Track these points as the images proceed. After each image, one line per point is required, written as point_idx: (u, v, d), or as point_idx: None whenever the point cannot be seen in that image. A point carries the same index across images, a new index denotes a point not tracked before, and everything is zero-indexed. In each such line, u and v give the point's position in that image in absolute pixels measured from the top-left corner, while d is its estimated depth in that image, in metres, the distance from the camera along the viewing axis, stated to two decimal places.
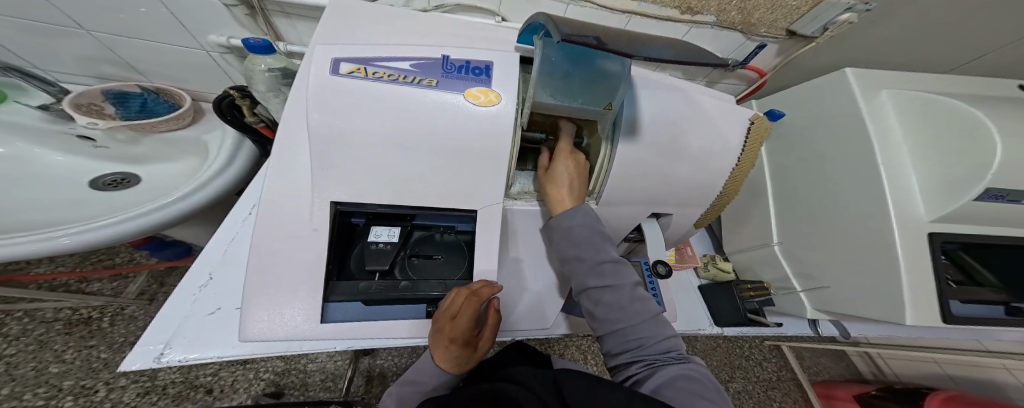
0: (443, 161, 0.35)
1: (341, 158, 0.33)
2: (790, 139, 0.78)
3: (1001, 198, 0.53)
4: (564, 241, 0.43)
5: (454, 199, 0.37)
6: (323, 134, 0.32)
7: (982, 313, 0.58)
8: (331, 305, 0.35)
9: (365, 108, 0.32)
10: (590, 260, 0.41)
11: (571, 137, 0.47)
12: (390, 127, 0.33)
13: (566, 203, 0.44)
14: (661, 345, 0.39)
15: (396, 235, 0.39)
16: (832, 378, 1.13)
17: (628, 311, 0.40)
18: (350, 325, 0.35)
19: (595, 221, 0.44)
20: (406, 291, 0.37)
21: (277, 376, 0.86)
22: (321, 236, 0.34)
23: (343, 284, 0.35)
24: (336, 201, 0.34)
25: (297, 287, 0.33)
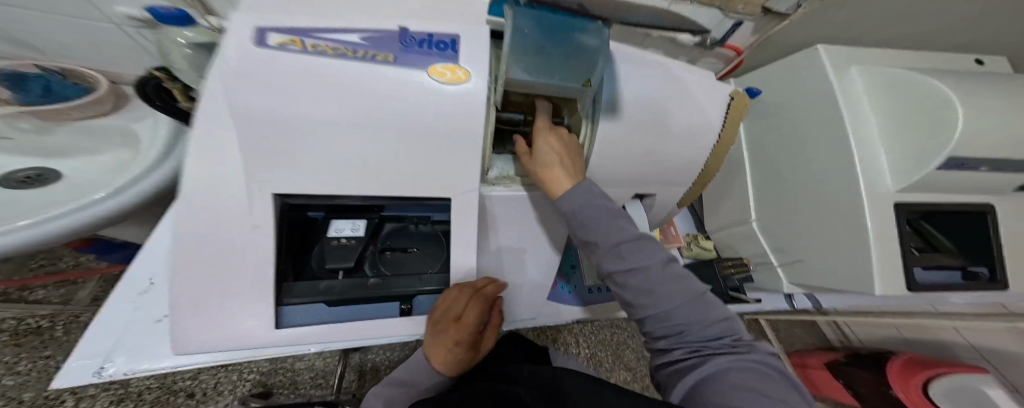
0: (407, 145, 0.32)
1: (288, 145, 0.29)
2: (767, 116, 0.78)
3: (962, 166, 0.56)
4: (574, 225, 0.41)
5: (425, 187, 0.34)
6: (261, 118, 0.28)
7: (941, 278, 0.62)
8: (286, 309, 0.33)
9: (310, 86, 0.29)
10: (604, 244, 0.39)
11: (549, 116, 0.45)
12: (340, 109, 0.30)
13: (565, 185, 0.40)
14: (708, 332, 0.36)
15: (361, 229, 0.36)
16: (804, 349, 1.20)
17: (662, 296, 0.36)
18: (311, 328, 0.33)
19: (597, 196, 0.40)
20: (376, 289, 0.35)
21: (263, 376, 0.84)
22: (264, 235, 0.30)
23: (302, 283, 0.33)
24: (281, 194, 0.31)
25: (243, 294, 0.30)
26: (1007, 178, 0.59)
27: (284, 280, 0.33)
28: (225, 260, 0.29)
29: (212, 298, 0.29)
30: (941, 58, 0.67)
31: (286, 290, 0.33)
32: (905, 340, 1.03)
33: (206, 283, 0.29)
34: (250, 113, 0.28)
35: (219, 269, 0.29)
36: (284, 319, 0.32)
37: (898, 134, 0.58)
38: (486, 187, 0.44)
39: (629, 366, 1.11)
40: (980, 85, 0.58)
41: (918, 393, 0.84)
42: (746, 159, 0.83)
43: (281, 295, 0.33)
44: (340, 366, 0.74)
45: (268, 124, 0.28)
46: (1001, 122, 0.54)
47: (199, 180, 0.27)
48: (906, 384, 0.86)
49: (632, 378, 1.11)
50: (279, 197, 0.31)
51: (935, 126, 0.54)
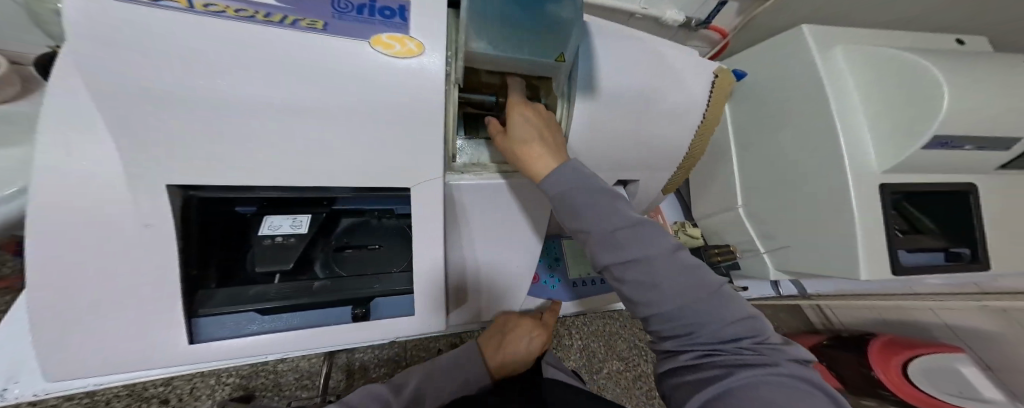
0: (349, 129, 0.29)
1: (193, 125, 0.26)
2: (751, 98, 0.76)
3: (947, 145, 0.54)
4: (563, 211, 0.36)
5: (375, 175, 0.31)
6: (154, 95, 0.24)
7: (925, 260, 0.61)
8: (203, 320, 0.30)
9: (213, 56, 0.25)
10: (598, 232, 0.34)
11: (521, 93, 0.41)
12: (256, 84, 0.26)
13: (551, 164, 0.36)
14: (725, 333, 0.32)
15: (301, 226, 0.33)
16: (789, 333, 1.21)
17: (668, 292, 0.32)
18: (236, 339, 0.30)
19: (589, 178, 0.36)
20: (320, 292, 0.32)
21: (243, 379, 0.73)
22: (160, 233, 0.26)
23: (222, 292, 0.31)
24: (182, 188, 0.27)
25: (145, 305, 0.27)
26: (990, 156, 0.59)
27: (198, 288, 0.30)
28: (123, 269, 0.26)
29: (110, 311, 0.26)
30: (925, 37, 0.66)
31: (202, 298, 0.30)
32: (886, 321, 1.04)
33: (97, 296, 0.26)
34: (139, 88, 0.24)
35: (114, 279, 0.26)
36: (199, 334, 0.30)
37: (882, 114, 0.57)
38: (453, 175, 0.41)
39: (623, 357, 1.10)
40: (965, 63, 0.56)
41: (897, 373, 0.85)
42: (732, 144, 0.81)
43: (195, 306, 0.30)
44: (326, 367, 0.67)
45: (163, 101, 0.24)
46: (985, 99, 0.53)
47: (80, 173, 0.24)
48: (886, 363, 0.87)
49: (625, 368, 1.10)
50: (185, 194, 0.28)
51: (921, 105, 0.53)
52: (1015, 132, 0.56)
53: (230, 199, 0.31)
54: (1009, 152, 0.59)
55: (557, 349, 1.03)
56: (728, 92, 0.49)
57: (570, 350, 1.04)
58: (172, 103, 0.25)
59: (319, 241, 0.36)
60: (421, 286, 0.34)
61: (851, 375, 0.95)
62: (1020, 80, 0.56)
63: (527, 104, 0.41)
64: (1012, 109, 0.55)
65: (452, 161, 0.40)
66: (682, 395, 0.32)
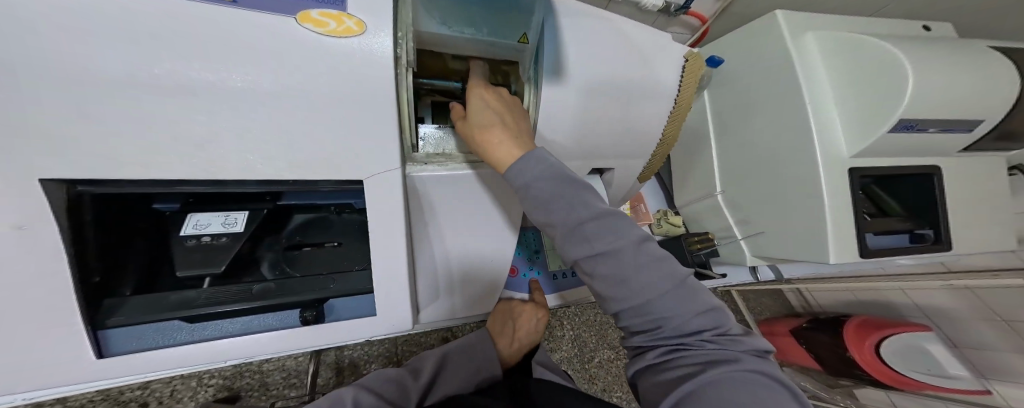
0: (287, 113, 0.26)
1: (79, 114, 0.21)
2: (728, 85, 0.76)
3: (911, 127, 0.55)
4: (529, 203, 0.34)
5: (319, 165, 0.28)
6: (21, 76, 0.20)
7: (891, 242, 0.63)
8: (110, 333, 0.26)
9: (101, 31, 0.21)
10: (563, 225, 0.33)
11: (483, 77, 0.39)
12: (165, 65, 0.23)
13: (514, 151, 0.34)
14: (688, 326, 0.31)
15: (236, 224, 0.30)
16: (773, 316, 1.25)
17: (635, 285, 0.32)
18: (151, 354, 0.26)
19: (554, 166, 0.34)
20: (261, 297, 0.29)
21: (225, 380, 0.68)
22: (40, 238, 0.21)
23: (137, 299, 0.27)
24: (69, 182, 0.22)
25: (24, 321, 0.22)
26: (952, 139, 0.60)
27: (103, 296, 0.26)
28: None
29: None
30: (891, 23, 0.67)
31: (111, 307, 0.26)
32: (860, 302, 1.08)
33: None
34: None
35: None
36: (108, 347, 0.25)
37: (851, 98, 0.57)
38: (414, 166, 0.39)
39: (612, 345, 1.11)
40: (928, 46, 0.57)
41: (869, 348, 0.89)
42: (710, 131, 0.81)
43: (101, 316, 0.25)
44: (312, 365, 0.65)
45: (35, 84, 0.20)
46: (946, 83, 0.54)
47: None
48: (860, 340, 0.91)
49: (615, 356, 1.11)
50: (74, 190, 0.23)
51: (886, 92, 0.54)
52: (974, 115, 0.58)
53: (145, 195, 0.27)
54: (970, 135, 0.60)
55: (548, 340, 1.03)
56: (700, 76, 0.48)
57: (561, 340, 1.04)
58: (47, 84, 0.20)
59: (266, 238, 0.35)
60: (385, 283, 0.32)
61: (830, 357, 0.98)
62: (980, 64, 0.57)
63: (491, 88, 0.40)
64: (970, 93, 0.56)
65: (412, 151, 0.38)
66: (648, 392, 0.32)
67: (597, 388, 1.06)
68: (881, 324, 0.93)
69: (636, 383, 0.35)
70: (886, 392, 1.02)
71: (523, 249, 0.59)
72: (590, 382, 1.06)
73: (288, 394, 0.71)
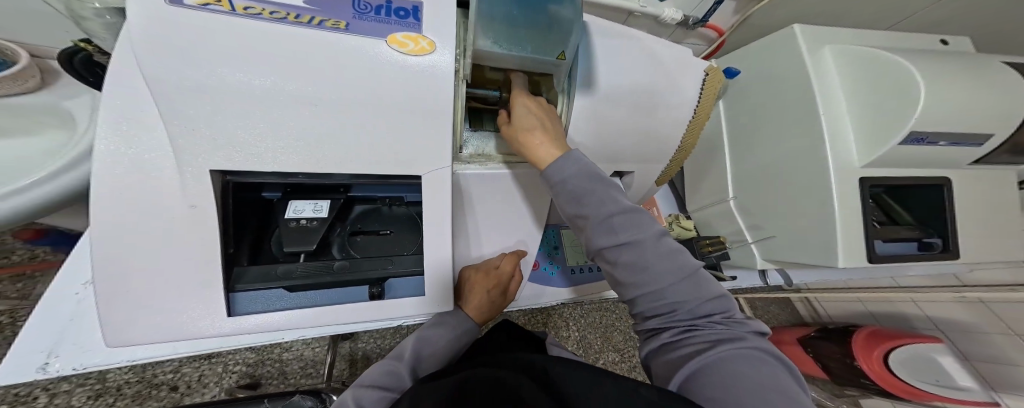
0: (372, 119, 0.31)
1: (223, 120, 0.27)
2: (744, 95, 0.79)
3: (922, 140, 0.58)
4: (562, 198, 0.39)
5: (392, 164, 0.33)
6: (194, 92, 0.26)
7: (900, 250, 0.65)
8: (239, 296, 0.31)
9: (245, 58, 0.26)
10: (594, 218, 0.37)
11: (524, 86, 0.44)
12: (283, 80, 0.28)
13: (554, 151, 0.39)
14: (699, 310, 0.36)
15: (322, 210, 0.35)
16: (780, 324, 1.30)
17: (655, 272, 0.36)
18: (262, 316, 0.31)
19: (588, 166, 0.38)
20: (343, 272, 0.34)
21: (249, 367, 0.81)
22: (204, 214, 0.27)
23: (254, 269, 0.32)
24: (222, 173, 0.28)
25: (185, 285, 0.28)
26: (962, 151, 0.62)
27: (231, 265, 0.31)
28: (158, 246, 0.27)
29: (151, 286, 0.27)
30: (907, 37, 0.69)
31: (237, 275, 0.31)
32: (870, 312, 1.12)
33: (134, 271, 0.26)
34: (180, 87, 0.25)
35: (155, 252, 0.27)
36: (235, 308, 0.31)
37: (864, 110, 0.60)
38: (459, 166, 0.44)
39: (618, 347, 1.15)
40: (944, 62, 0.59)
41: (878, 361, 0.91)
42: (724, 139, 0.85)
43: (230, 282, 0.31)
44: (330, 355, 0.74)
45: (205, 99, 0.26)
46: (958, 100, 0.56)
47: (141, 165, 0.26)
48: (867, 352, 0.93)
49: (620, 359, 1.15)
50: (225, 179, 0.29)
51: (898, 106, 0.57)
52: (985, 129, 0.60)
53: (257, 185, 0.32)
54: (980, 148, 0.62)
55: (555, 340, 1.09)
56: (718, 89, 0.52)
57: (567, 340, 1.10)
58: (209, 97, 0.26)
59: (336, 227, 0.39)
60: (437, 266, 0.37)
61: (838, 367, 1.01)
62: (994, 80, 0.59)
63: (530, 96, 0.44)
64: (981, 108, 0.58)
65: (458, 152, 0.42)
66: (661, 369, 0.36)
67: None
68: (890, 334, 0.95)
69: (649, 363, 0.39)
70: (895, 400, 1.03)
71: (545, 245, 0.63)
72: None
73: (306, 382, 0.84)
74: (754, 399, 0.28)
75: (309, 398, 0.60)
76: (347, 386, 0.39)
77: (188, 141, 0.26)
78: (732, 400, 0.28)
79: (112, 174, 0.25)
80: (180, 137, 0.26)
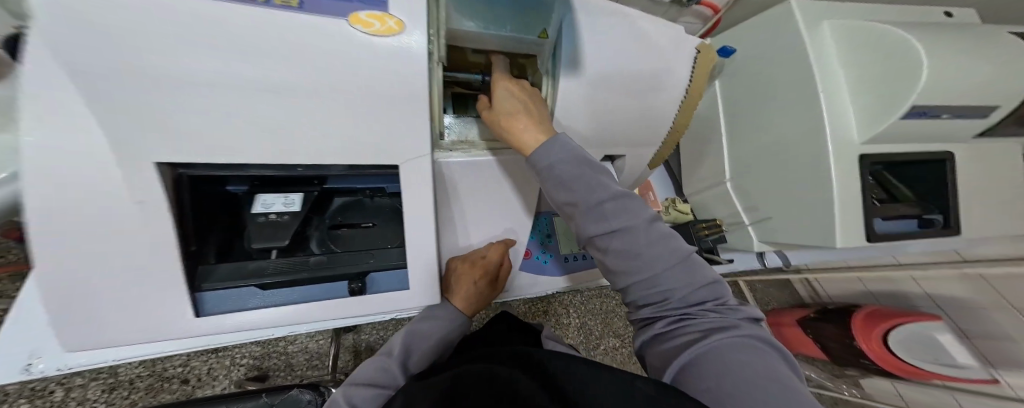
0: (341, 107, 0.30)
1: (176, 111, 0.26)
2: (741, 74, 0.77)
3: (925, 114, 0.56)
4: (551, 184, 0.37)
5: (369, 155, 0.32)
6: (139, 79, 0.24)
7: (899, 228, 0.64)
8: (207, 295, 0.31)
9: (190, 41, 0.24)
10: (584, 205, 0.36)
11: (505, 69, 0.42)
12: (236, 67, 0.26)
13: (540, 136, 0.37)
14: (693, 297, 0.35)
15: (294, 204, 0.34)
16: (780, 307, 1.31)
17: (646, 259, 0.35)
18: (231, 315, 0.31)
19: (577, 151, 0.37)
20: (318, 267, 0.34)
21: (256, 360, 0.82)
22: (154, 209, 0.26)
23: (223, 268, 0.31)
24: (173, 165, 0.27)
25: (150, 288, 0.27)
26: (966, 125, 0.60)
27: (196, 263, 0.30)
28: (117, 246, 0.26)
29: (115, 287, 0.27)
30: (910, 9, 0.66)
31: (203, 274, 0.30)
32: (870, 293, 1.11)
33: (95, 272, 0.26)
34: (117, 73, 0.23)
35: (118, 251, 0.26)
36: (204, 308, 0.30)
37: (864, 85, 0.58)
38: (441, 154, 0.42)
39: (618, 333, 1.17)
40: (948, 32, 0.57)
41: (878, 343, 0.91)
42: (721, 121, 0.83)
43: (196, 281, 0.30)
44: (333, 348, 0.74)
45: (151, 88, 0.24)
46: (964, 71, 0.54)
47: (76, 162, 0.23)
48: (867, 333, 0.93)
49: (619, 344, 1.18)
50: (178, 171, 0.28)
51: (896, 76, 0.54)
52: (992, 100, 0.58)
53: (220, 178, 0.31)
54: (984, 121, 0.60)
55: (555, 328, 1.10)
56: (711, 67, 0.49)
57: (567, 328, 1.11)
58: (156, 85, 0.25)
59: (313, 218, 0.38)
60: (421, 258, 0.36)
61: (838, 347, 1.01)
62: (1000, 50, 0.57)
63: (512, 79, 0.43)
64: (989, 79, 0.56)
65: (439, 139, 0.41)
66: (655, 359, 0.35)
67: None
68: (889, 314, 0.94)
69: (644, 354, 0.38)
70: (894, 378, 1.03)
71: (538, 233, 0.61)
72: None
73: (313, 373, 0.85)
74: (751, 388, 0.27)
75: (309, 391, 0.60)
76: (338, 386, 0.39)
77: (138, 133, 0.25)
78: (727, 388, 0.28)
79: (56, 172, 0.23)
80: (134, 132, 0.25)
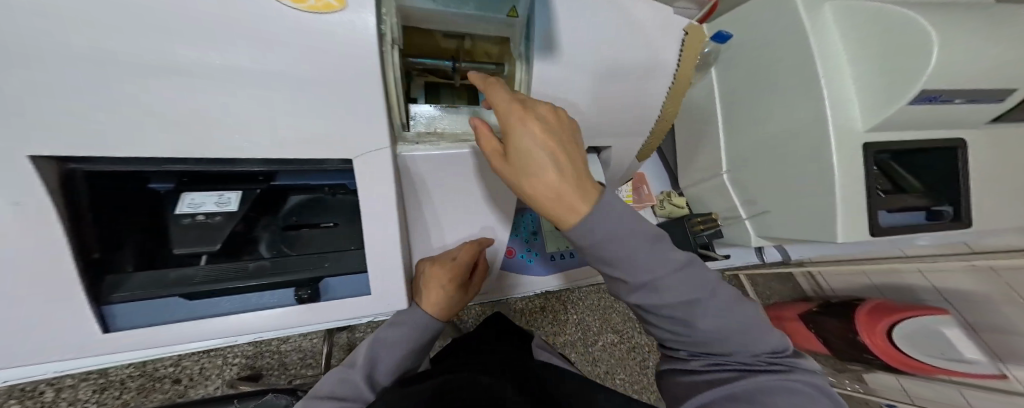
0: (279, 94, 0.28)
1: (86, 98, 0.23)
2: (736, 60, 0.73)
3: (934, 99, 0.51)
4: (600, 263, 0.32)
5: (315, 147, 0.30)
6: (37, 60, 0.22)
7: (902, 221, 0.61)
8: (117, 309, 0.30)
9: (95, 19, 0.22)
10: (640, 283, 0.32)
11: (513, 92, 0.31)
12: (155, 50, 0.24)
13: (580, 206, 0.29)
14: (748, 353, 0.35)
15: (228, 204, 0.33)
16: (781, 301, 1.28)
17: (703, 325, 0.34)
18: (144, 330, 0.30)
19: (631, 221, 0.31)
20: (247, 274, 0.32)
21: (249, 360, 0.83)
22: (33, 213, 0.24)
23: (141, 277, 0.31)
24: (60, 162, 0.25)
25: (47, 308, 0.26)
26: (980, 110, 0.56)
27: (104, 273, 0.30)
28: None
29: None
30: None
31: (114, 285, 0.30)
32: (875, 285, 1.09)
33: None
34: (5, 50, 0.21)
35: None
36: (115, 322, 0.30)
37: (869, 67, 0.53)
38: (405, 146, 0.38)
39: (616, 329, 1.14)
40: (962, 9, 0.52)
41: (882, 336, 0.88)
42: (717, 111, 0.79)
43: (105, 292, 0.29)
44: (326, 346, 0.72)
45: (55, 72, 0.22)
46: (980, 50, 0.49)
47: None
48: (871, 327, 0.90)
49: (619, 340, 1.15)
50: (66, 167, 0.26)
51: (902, 55, 0.50)
52: (1012, 83, 0.53)
53: (141, 175, 0.30)
54: (999, 106, 0.56)
55: (554, 324, 1.09)
56: (699, 49, 0.45)
57: (566, 324, 1.09)
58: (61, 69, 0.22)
59: (262, 215, 0.36)
60: (381, 263, 0.34)
61: (840, 343, 0.98)
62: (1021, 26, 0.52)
63: (521, 98, 0.31)
64: (1009, 58, 0.51)
65: (402, 130, 0.37)
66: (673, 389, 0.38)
67: (601, 370, 1.11)
68: (895, 309, 0.91)
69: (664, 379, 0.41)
70: (899, 374, 1.00)
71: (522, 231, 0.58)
72: (593, 363, 1.12)
73: (306, 372, 0.87)
74: None
75: (284, 395, 0.58)
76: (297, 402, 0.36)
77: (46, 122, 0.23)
78: None
79: None
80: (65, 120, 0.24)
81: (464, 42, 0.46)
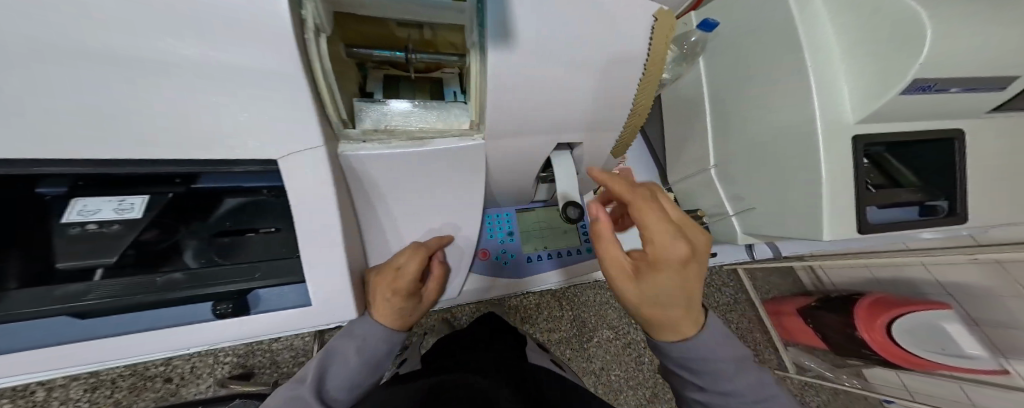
0: (213, 87, 0.28)
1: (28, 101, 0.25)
2: (722, 49, 0.70)
3: (929, 88, 0.48)
4: (684, 364, 0.39)
5: (265, 142, 0.31)
6: None
7: (891, 216, 0.58)
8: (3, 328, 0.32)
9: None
10: (706, 381, 0.39)
11: (666, 238, 0.35)
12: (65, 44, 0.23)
13: (684, 332, 0.37)
14: None
15: (127, 210, 0.35)
16: (781, 295, 1.26)
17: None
18: (57, 347, 0.32)
19: (720, 344, 0.39)
20: (157, 293, 0.35)
21: (240, 359, 0.86)
22: None
23: (31, 293, 0.33)
24: None
25: None
26: (979, 99, 0.52)
27: None
28: None
29: None
30: None
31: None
32: (877, 279, 1.06)
33: None
34: None
35: None
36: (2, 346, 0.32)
37: (857, 52, 0.49)
38: (349, 146, 0.36)
39: (613, 325, 1.12)
40: None
41: (882, 332, 0.88)
42: (704, 103, 0.76)
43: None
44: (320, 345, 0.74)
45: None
46: (982, 32, 0.45)
47: None
48: (871, 323, 0.89)
49: (614, 336, 1.12)
50: None
51: (894, 40, 0.45)
52: (1015, 69, 0.49)
53: (24, 183, 0.31)
54: (1002, 93, 0.52)
55: (548, 321, 1.08)
56: (670, 39, 0.41)
57: (561, 320, 1.08)
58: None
59: (193, 221, 0.40)
60: (324, 271, 0.34)
61: (839, 338, 0.98)
62: None
63: (670, 235, 0.35)
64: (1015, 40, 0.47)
65: (344, 128, 0.35)
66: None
67: (596, 366, 1.08)
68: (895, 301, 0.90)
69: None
70: (895, 369, 0.98)
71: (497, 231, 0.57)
72: (588, 361, 1.09)
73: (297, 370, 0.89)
74: None
75: None
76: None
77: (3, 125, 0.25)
78: None
79: None
80: (64, 119, 0.26)
81: (423, 32, 0.43)
